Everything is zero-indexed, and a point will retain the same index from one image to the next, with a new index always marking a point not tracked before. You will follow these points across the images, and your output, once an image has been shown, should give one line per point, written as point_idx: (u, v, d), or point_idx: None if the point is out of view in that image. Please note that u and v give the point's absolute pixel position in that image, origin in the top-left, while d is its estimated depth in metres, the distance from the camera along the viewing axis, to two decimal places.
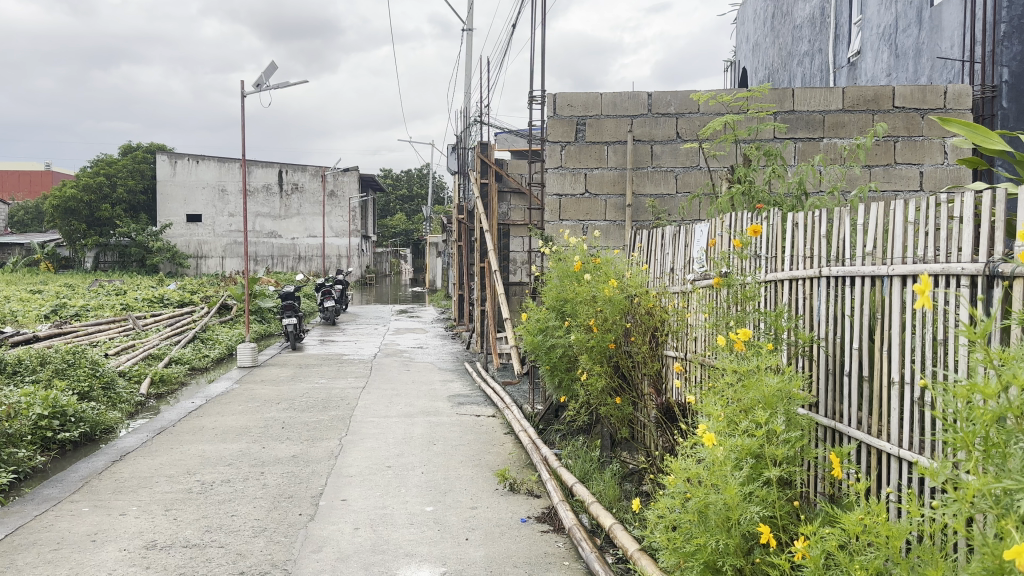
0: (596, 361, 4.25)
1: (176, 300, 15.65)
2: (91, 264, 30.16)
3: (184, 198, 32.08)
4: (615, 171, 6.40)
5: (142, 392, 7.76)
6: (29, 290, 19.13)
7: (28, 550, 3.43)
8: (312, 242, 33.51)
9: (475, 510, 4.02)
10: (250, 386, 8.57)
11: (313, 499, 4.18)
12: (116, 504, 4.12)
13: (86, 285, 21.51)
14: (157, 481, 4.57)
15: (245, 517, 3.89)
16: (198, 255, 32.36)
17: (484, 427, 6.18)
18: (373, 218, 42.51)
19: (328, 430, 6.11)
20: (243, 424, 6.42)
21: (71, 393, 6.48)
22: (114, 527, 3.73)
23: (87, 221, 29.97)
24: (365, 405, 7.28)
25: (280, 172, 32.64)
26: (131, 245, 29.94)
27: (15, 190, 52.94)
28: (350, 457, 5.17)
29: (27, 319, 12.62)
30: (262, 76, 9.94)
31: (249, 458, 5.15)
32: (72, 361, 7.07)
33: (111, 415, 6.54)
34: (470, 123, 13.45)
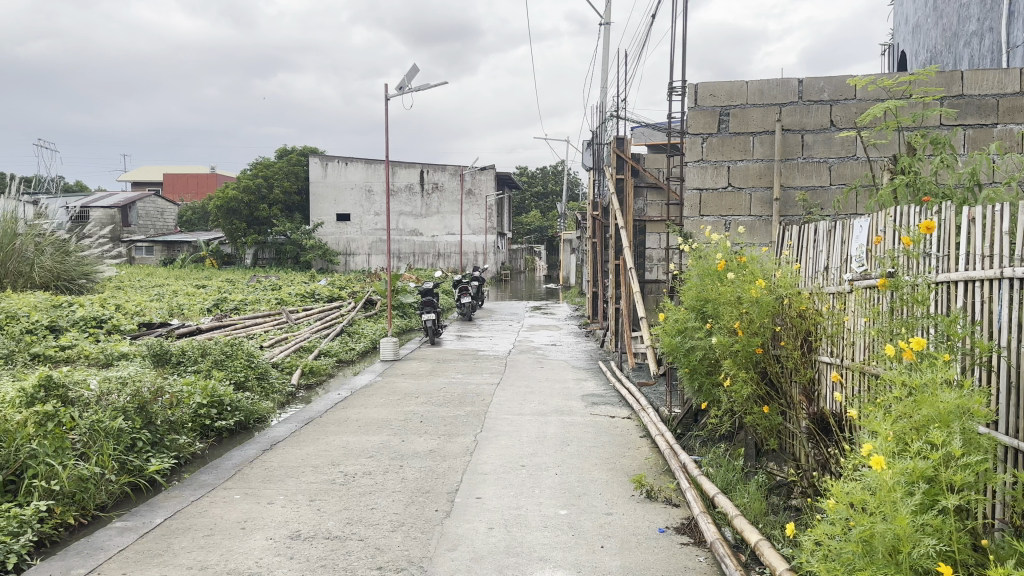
0: (742, 367, 3.99)
1: (326, 295, 16.53)
2: (251, 260, 32.66)
3: (334, 198, 33.86)
4: (761, 163, 6.06)
5: (292, 383, 8.21)
6: (195, 284, 20.91)
7: (185, 535, 3.68)
8: (451, 239, 34.45)
9: (610, 517, 3.90)
10: (391, 379, 8.87)
11: (449, 496, 4.23)
12: (265, 492, 4.35)
13: (247, 280, 23.14)
14: (304, 471, 4.80)
15: (385, 511, 3.98)
16: (347, 252, 34.20)
17: (619, 429, 6.04)
18: (510, 217, 43.12)
19: (463, 425, 6.19)
20: (384, 416, 6.65)
21: (228, 384, 6.99)
22: (262, 516, 3.92)
23: (248, 220, 32.24)
24: (499, 401, 7.34)
25: (421, 172, 33.83)
26: (286, 243, 32.05)
27: (186, 191, 58.04)
28: (485, 454, 5.20)
29: (194, 311, 13.82)
30: (403, 79, 10.21)
31: (389, 451, 5.30)
32: (230, 352, 7.62)
33: (264, 404, 6.96)
34: (607, 118, 13.28)
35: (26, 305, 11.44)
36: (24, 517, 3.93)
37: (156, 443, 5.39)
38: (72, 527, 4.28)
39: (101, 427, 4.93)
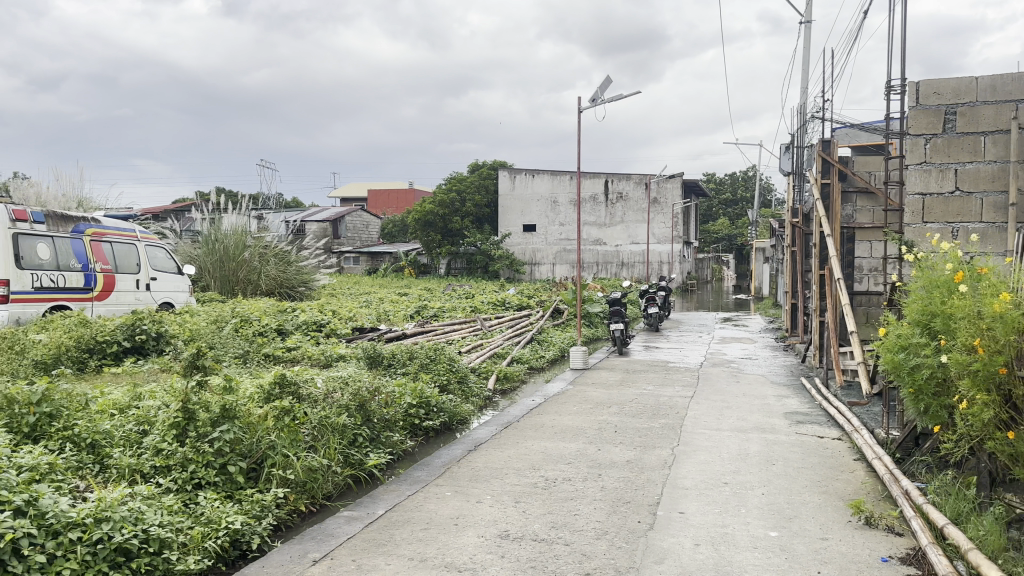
0: (981, 388, 3.62)
1: (516, 303, 17.02)
2: (444, 270, 34.46)
3: (521, 210, 34.88)
4: (994, 165, 5.53)
5: (489, 387, 8.54)
6: (396, 292, 22.37)
7: (405, 527, 3.95)
8: (635, 248, 34.14)
9: (826, 542, 3.68)
10: (583, 388, 8.96)
11: (651, 508, 4.20)
12: (474, 492, 4.57)
13: (441, 289, 24.34)
14: (508, 473, 4.98)
15: (588, 518, 4.03)
16: (532, 262, 35.02)
17: (827, 450, 5.68)
18: (696, 226, 41.96)
19: (660, 438, 6.13)
20: (579, 424, 6.73)
21: (433, 386, 7.44)
22: (472, 514, 4.12)
23: (442, 232, 34.07)
24: (695, 415, 7.18)
25: (606, 182, 33.97)
26: (477, 253, 33.36)
27: (385, 206, 62.36)
28: (685, 469, 5.11)
29: (397, 317, 14.80)
30: (597, 91, 10.32)
31: (587, 459, 5.36)
32: (433, 357, 8.11)
33: (465, 407, 7.32)
34: (807, 121, 12.62)
35: (258, 310, 12.86)
36: (265, 502, 4.42)
37: (374, 439, 5.85)
38: (304, 513, 4.75)
39: (328, 423, 5.44)
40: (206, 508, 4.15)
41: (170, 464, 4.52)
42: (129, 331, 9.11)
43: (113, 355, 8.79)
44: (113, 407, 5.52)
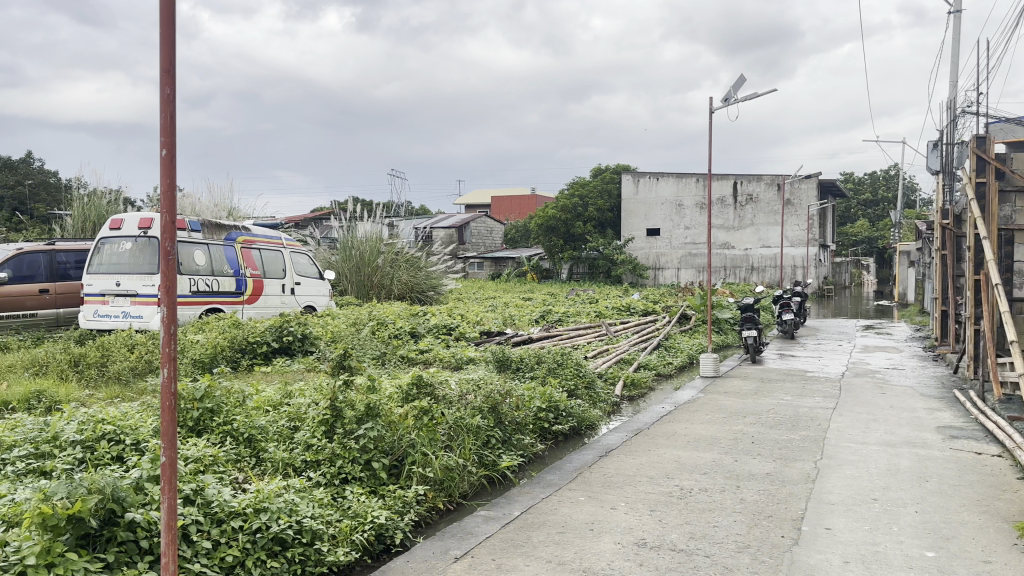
0: None
1: (642, 309, 16.79)
2: (566, 275, 34.67)
3: (645, 214, 34.25)
4: None
5: (617, 393, 8.47)
6: (521, 297, 22.66)
7: (541, 529, 4.00)
8: (766, 252, 32.86)
9: (991, 566, 3.40)
10: (715, 396, 8.70)
11: (794, 523, 4.03)
12: (608, 498, 4.55)
13: (565, 294, 24.42)
14: (641, 481, 4.93)
15: (727, 530, 3.92)
16: (656, 266, 34.51)
17: (989, 468, 5.23)
18: (832, 228, 39.85)
19: (800, 450, 5.86)
20: (713, 433, 6.55)
21: (562, 391, 7.47)
22: (607, 520, 4.11)
23: (564, 237, 34.22)
24: (837, 428, 6.81)
25: (735, 184, 32.93)
26: (600, 258, 33.34)
27: (509, 212, 63.33)
28: (829, 483, 4.86)
29: (523, 322, 14.99)
30: (730, 90, 10.04)
31: (723, 470, 5.21)
32: (561, 361, 8.17)
33: (594, 412, 7.30)
34: (959, 114, 11.71)
35: (392, 313, 13.40)
36: (407, 498, 4.59)
37: (506, 441, 5.95)
38: (442, 511, 4.89)
39: (464, 423, 5.60)
40: (352, 502, 4.37)
41: (319, 459, 4.80)
42: (278, 332, 9.71)
43: (262, 355, 9.41)
44: (268, 403, 5.92)
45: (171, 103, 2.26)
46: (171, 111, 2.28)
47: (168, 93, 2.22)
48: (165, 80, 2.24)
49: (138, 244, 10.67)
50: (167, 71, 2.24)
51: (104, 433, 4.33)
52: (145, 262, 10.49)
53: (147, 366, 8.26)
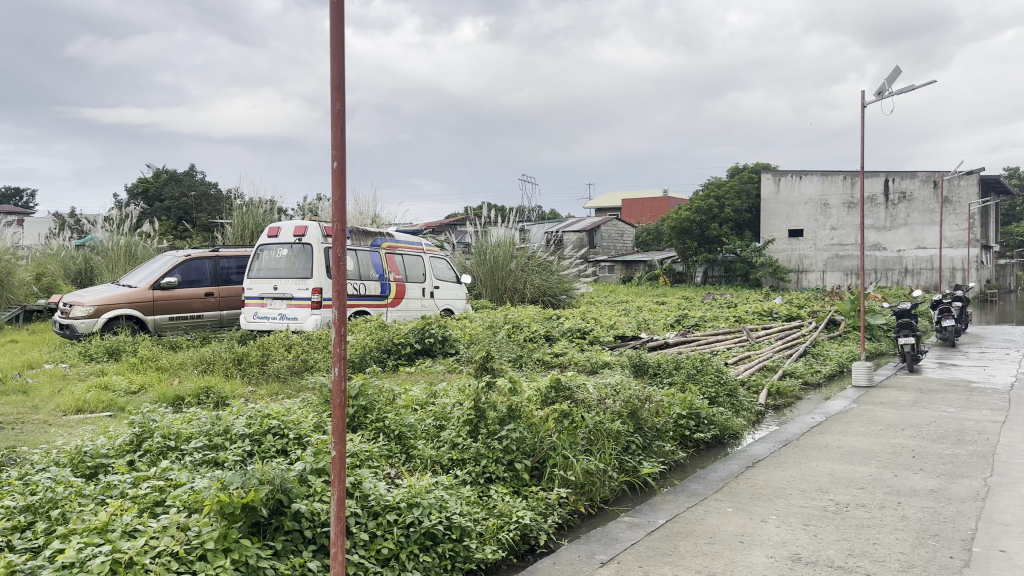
0: None
1: (784, 313, 16.06)
2: (701, 278, 33.93)
3: (787, 214, 32.71)
4: None
5: (760, 402, 8.14)
6: (656, 301, 22.31)
7: (688, 539, 3.92)
8: (921, 254, 30.51)
9: None
10: (868, 407, 8.18)
11: (965, 544, 3.72)
12: (757, 510, 4.39)
13: (701, 297, 23.82)
14: (791, 493, 4.71)
15: (888, 548, 3.69)
16: (799, 269, 32.93)
17: None
18: (999, 226, 36.47)
19: (969, 467, 5.40)
20: (867, 446, 6.16)
21: (703, 398, 7.28)
22: (758, 532, 3.97)
23: (699, 239, 33.41)
24: (1011, 444, 6.22)
25: (886, 182, 30.91)
26: (737, 261, 32.35)
27: (641, 215, 62.59)
28: (1005, 503, 4.45)
29: (658, 327, 14.73)
30: (884, 83, 9.44)
31: (880, 485, 4.89)
32: (701, 367, 7.96)
33: (736, 421, 7.06)
34: None
35: (527, 317, 13.55)
36: (550, 500, 4.64)
37: (646, 447, 5.88)
38: (583, 515, 4.90)
39: (604, 428, 5.58)
40: (497, 501, 4.47)
41: (464, 458, 4.94)
42: (420, 334, 10.06)
43: (405, 356, 9.80)
44: (415, 402, 6.16)
45: (341, 119, 2.39)
46: (341, 125, 2.41)
47: (338, 109, 2.36)
48: (335, 96, 2.38)
49: (293, 251, 11.35)
50: (337, 88, 2.37)
51: (270, 427, 4.65)
52: (300, 268, 11.16)
53: (303, 365, 8.79)
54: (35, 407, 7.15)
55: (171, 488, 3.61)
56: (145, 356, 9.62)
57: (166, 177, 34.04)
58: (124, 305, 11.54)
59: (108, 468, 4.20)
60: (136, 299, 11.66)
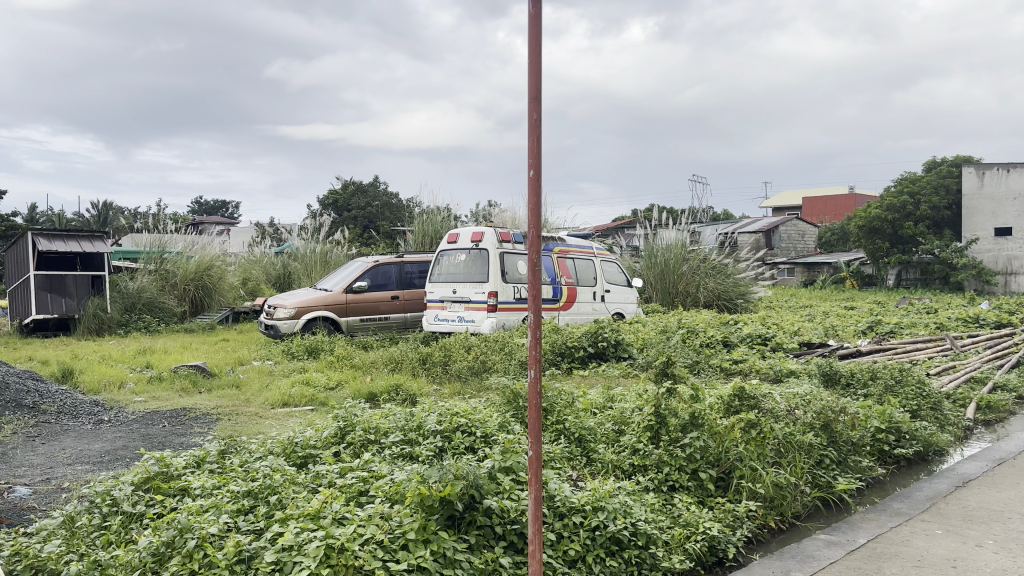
0: None
1: (996, 320, 14.40)
2: (893, 281, 31.41)
3: (993, 211, 29.37)
4: None
5: (970, 417, 7.32)
6: (844, 306, 20.82)
7: (893, 561, 3.62)
8: None
9: None
10: None
11: None
12: (972, 533, 3.97)
13: (895, 302, 21.93)
14: (1013, 518, 4.22)
15: None
16: (1007, 272, 29.22)
17: None
18: None
19: None
20: None
21: (903, 411, 6.69)
22: (974, 558, 3.59)
23: (891, 240, 30.94)
24: None
25: None
26: (935, 262, 29.51)
27: (824, 215, 58.84)
28: None
29: (847, 334, 13.74)
30: None
31: None
32: (899, 378, 7.33)
33: (942, 436, 6.43)
34: None
35: (703, 322, 13.11)
36: (737, 513, 4.46)
37: (841, 462, 5.50)
38: (774, 530, 4.65)
39: (793, 440, 5.29)
40: (683, 511, 4.37)
41: (647, 465, 4.88)
42: (593, 338, 10.04)
43: (579, 359, 9.84)
44: (594, 406, 6.16)
45: (538, 127, 2.45)
46: (538, 134, 2.47)
47: (536, 118, 2.42)
48: (533, 106, 2.44)
49: (470, 256, 11.76)
50: (535, 98, 2.43)
51: (458, 425, 4.83)
52: (477, 273, 11.56)
53: (482, 366, 9.02)
54: (248, 400, 7.95)
55: (372, 480, 3.85)
56: (340, 355, 10.36)
57: (352, 188, 36.69)
58: (321, 307, 12.52)
59: (316, 458, 4.56)
60: (330, 301, 12.62)
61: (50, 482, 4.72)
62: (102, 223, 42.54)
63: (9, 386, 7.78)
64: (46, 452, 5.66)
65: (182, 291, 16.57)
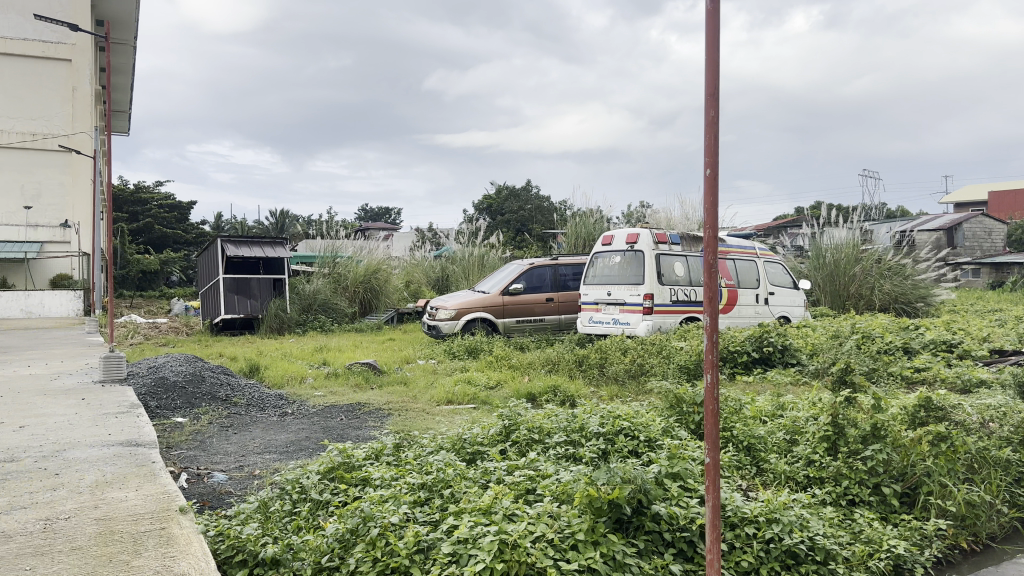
0: None
1: None
2: None
3: None
4: None
5: None
6: None
7: None
8: None
9: None
10: None
11: None
12: None
13: None
14: None
15: None
16: None
17: None
18: None
19: None
20: None
21: None
22: None
23: None
24: None
25: None
26: None
27: (1016, 210, 53.18)
28: None
29: None
30: None
31: None
32: None
33: None
34: None
35: (878, 326, 12.21)
36: (926, 531, 4.11)
37: None
38: (968, 552, 4.24)
39: (989, 456, 4.80)
40: (865, 527, 4.08)
41: (823, 477, 4.60)
42: (757, 343, 9.61)
43: (742, 364, 9.49)
44: (762, 414, 5.90)
45: (715, 125, 2.37)
46: (715, 132, 2.39)
47: (712, 115, 2.35)
48: (710, 103, 2.37)
49: (626, 257, 11.64)
50: (712, 95, 2.36)
51: (621, 428, 4.77)
52: (632, 275, 11.41)
53: (639, 369, 8.88)
54: (415, 397, 8.32)
55: (539, 479, 3.90)
56: (498, 356, 10.60)
57: (506, 193, 37.64)
58: (479, 309, 12.87)
59: (484, 455, 4.69)
60: (489, 303, 12.95)
61: (244, 469, 5.19)
62: (280, 230, 46.29)
63: (207, 379, 8.62)
64: (240, 441, 6.22)
65: (352, 293, 17.68)
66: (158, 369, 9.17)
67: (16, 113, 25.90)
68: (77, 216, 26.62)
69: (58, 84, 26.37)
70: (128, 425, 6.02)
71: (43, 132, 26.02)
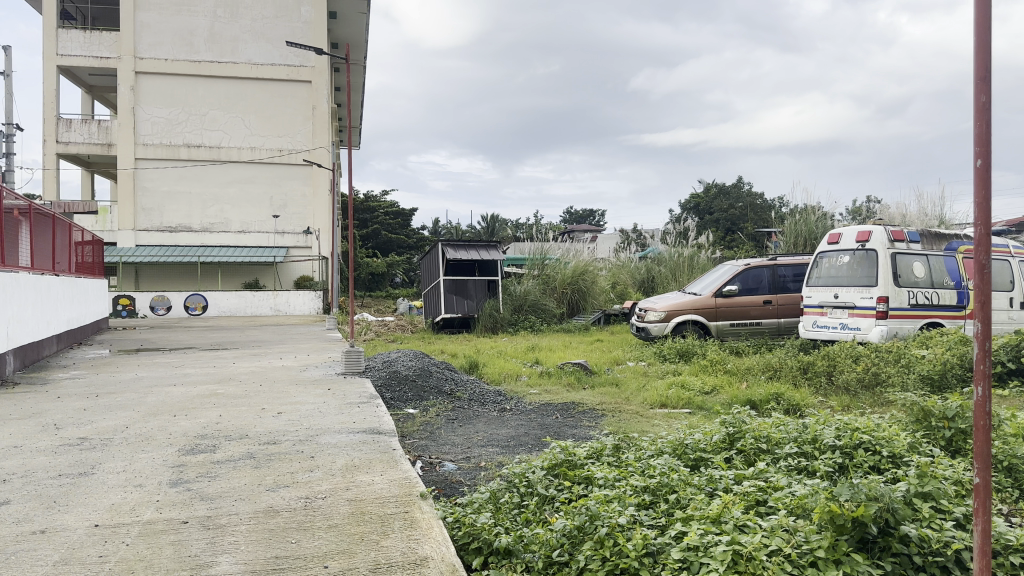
0: None
1: None
2: None
3: None
4: None
5: None
6: None
7: None
8: None
9: None
10: None
11: None
12: None
13: None
14: None
15: None
16: None
17: None
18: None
19: None
20: None
21: None
22: None
23: None
24: None
25: None
26: None
27: None
28: None
29: None
30: None
31: None
32: None
33: None
34: None
35: None
36: None
37: None
38: None
39: None
40: None
41: None
42: (1015, 352, 8.46)
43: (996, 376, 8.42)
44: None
45: (986, 111, 2.11)
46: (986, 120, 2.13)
47: (983, 100, 2.10)
48: (980, 87, 2.11)
49: (855, 257, 10.79)
50: (982, 78, 2.10)
51: (860, 442, 4.41)
52: (864, 275, 10.55)
53: (874, 379, 8.13)
54: (628, 399, 8.28)
55: (769, 490, 3.72)
56: (712, 360, 10.25)
57: (715, 191, 36.55)
58: (691, 311, 12.54)
59: (707, 461, 4.57)
60: (701, 306, 12.58)
61: (471, 460, 5.48)
62: (492, 234, 48.43)
63: (433, 374, 9.22)
64: (466, 433, 6.58)
65: (560, 294, 18.04)
66: (391, 363, 9.97)
67: (268, 131, 29.36)
68: (317, 223, 29.46)
69: (300, 104, 29.57)
70: (369, 414, 6.61)
71: (288, 147, 29.32)
